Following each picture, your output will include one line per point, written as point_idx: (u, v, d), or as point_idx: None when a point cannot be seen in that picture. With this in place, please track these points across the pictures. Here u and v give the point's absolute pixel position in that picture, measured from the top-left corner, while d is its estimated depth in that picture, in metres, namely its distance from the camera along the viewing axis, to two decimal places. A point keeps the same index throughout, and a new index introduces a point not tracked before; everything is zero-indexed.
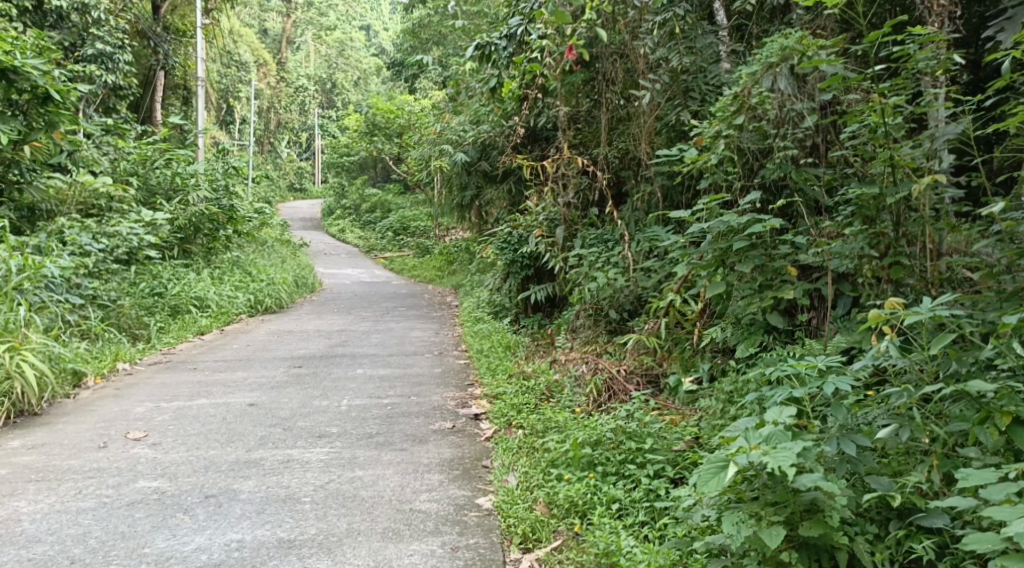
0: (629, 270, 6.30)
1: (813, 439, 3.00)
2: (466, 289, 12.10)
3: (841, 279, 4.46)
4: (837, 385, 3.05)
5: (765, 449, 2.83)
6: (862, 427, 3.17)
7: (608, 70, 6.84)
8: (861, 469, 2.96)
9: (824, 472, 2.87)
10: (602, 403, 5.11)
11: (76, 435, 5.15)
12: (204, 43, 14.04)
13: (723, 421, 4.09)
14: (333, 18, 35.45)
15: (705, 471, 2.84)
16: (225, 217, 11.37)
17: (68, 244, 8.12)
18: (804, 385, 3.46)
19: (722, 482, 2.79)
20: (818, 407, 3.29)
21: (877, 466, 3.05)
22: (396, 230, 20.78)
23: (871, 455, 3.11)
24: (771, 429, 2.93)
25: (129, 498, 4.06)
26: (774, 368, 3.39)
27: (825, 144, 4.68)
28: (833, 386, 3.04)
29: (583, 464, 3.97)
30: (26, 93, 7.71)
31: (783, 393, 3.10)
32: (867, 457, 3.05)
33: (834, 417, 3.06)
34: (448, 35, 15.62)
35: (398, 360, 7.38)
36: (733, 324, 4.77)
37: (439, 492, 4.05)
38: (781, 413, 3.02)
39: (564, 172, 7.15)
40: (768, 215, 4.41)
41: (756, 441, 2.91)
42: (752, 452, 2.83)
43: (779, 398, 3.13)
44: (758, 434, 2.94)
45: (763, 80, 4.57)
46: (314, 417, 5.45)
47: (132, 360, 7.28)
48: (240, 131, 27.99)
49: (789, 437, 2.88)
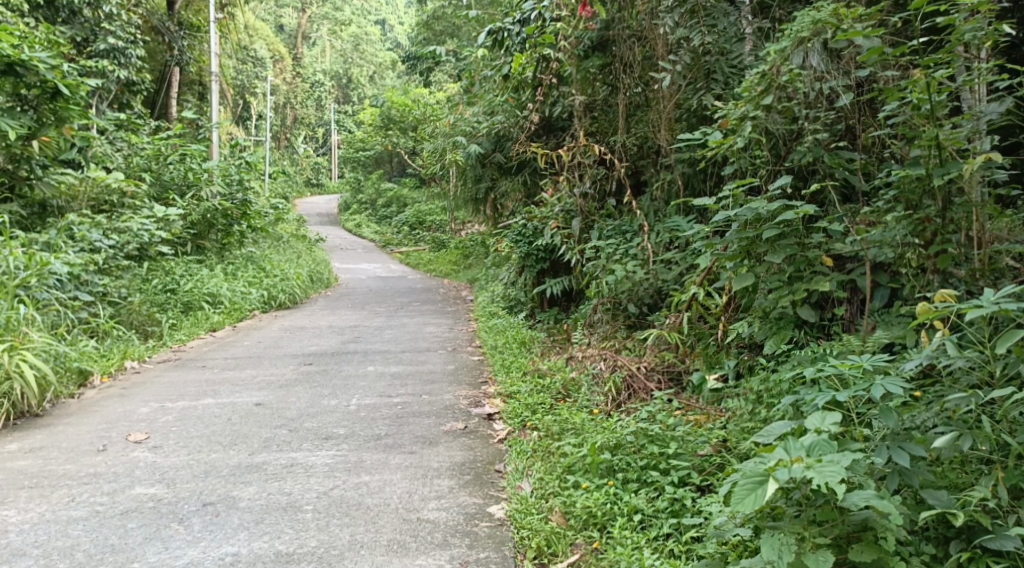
0: (649, 263, 6.04)
1: (860, 449, 2.74)
2: (481, 283, 11.84)
3: (878, 269, 4.19)
4: (887, 388, 2.78)
5: (807, 461, 2.57)
6: (916, 435, 2.89)
7: (626, 55, 6.55)
8: (916, 481, 2.69)
9: (876, 489, 2.61)
10: (621, 403, 4.85)
11: (75, 438, 4.95)
12: (218, 38, 13.85)
13: (753, 424, 3.81)
14: (349, 12, 35.20)
15: (742, 486, 2.59)
16: (240, 212, 11.16)
17: (78, 240, 7.94)
18: (846, 386, 3.20)
19: (761, 501, 2.51)
20: (863, 411, 3.02)
21: (932, 477, 2.79)
22: (412, 224, 20.56)
23: (926, 465, 2.83)
24: (814, 438, 2.66)
25: (124, 506, 3.84)
26: (813, 368, 3.13)
27: (860, 125, 4.44)
28: (883, 390, 2.77)
29: (602, 471, 3.70)
30: (35, 87, 7.56)
31: (826, 396, 2.84)
32: (922, 468, 2.79)
33: (884, 423, 2.79)
34: (463, 27, 15.34)
35: (410, 356, 7.15)
36: (760, 318, 4.49)
37: (448, 500, 3.81)
38: (824, 420, 2.77)
39: (579, 161, 6.94)
40: (800, 203, 4.14)
41: (797, 453, 2.64)
42: (794, 465, 2.56)
43: (821, 402, 2.86)
44: (798, 444, 2.67)
45: (793, 57, 4.37)
46: (321, 418, 5.22)
47: (140, 358, 7.09)
48: (256, 127, 27.84)
49: (833, 447, 2.62)
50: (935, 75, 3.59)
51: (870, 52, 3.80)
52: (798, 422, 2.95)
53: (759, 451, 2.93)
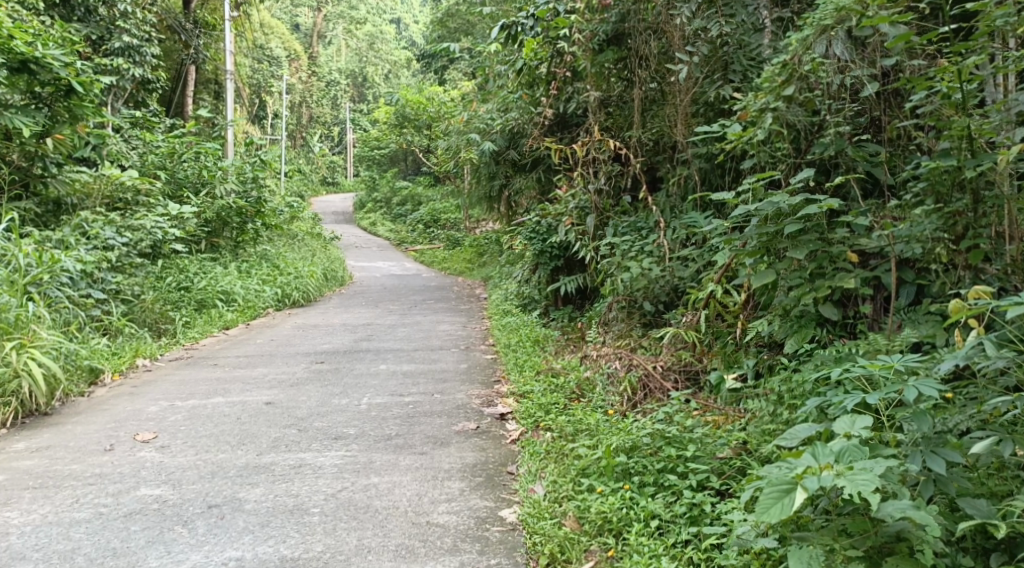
0: (665, 259, 5.92)
1: (892, 455, 2.62)
2: (495, 281, 11.72)
3: (904, 265, 4.05)
4: (920, 390, 2.65)
5: (837, 468, 2.45)
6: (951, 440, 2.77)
7: (642, 48, 6.40)
8: (951, 489, 2.57)
9: (911, 498, 2.50)
10: (637, 403, 4.73)
11: (82, 438, 4.88)
12: (232, 36, 13.79)
13: (775, 426, 3.67)
14: (364, 11, 35.17)
15: (767, 494, 2.47)
16: (254, 210, 11.09)
17: (91, 238, 7.88)
18: (876, 388, 3.06)
19: (787, 511, 2.39)
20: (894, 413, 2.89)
21: (970, 485, 2.65)
22: (426, 222, 20.48)
23: (963, 472, 2.70)
24: (843, 444, 2.55)
25: (128, 508, 3.76)
26: (839, 368, 2.99)
27: (886, 116, 4.29)
28: (916, 391, 2.64)
29: (617, 474, 3.59)
30: (49, 85, 7.52)
31: (856, 399, 2.72)
32: (959, 476, 2.65)
33: (918, 428, 2.65)
34: (477, 24, 15.23)
35: (423, 355, 7.05)
36: (780, 316, 4.35)
37: (459, 503, 3.71)
38: (853, 424, 2.65)
39: (594, 157, 6.83)
40: (823, 197, 4.01)
41: (826, 460, 2.52)
42: (823, 474, 2.44)
43: (849, 404, 2.75)
44: (826, 450, 2.56)
45: (816, 46, 4.21)
46: (331, 417, 5.13)
47: (152, 356, 7.02)
48: (272, 125, 27.81)
49: (864, 454, 2.50)
50: (968, 62, 3.45)
51: (900, 39, 3.66)
52: (825, 426, 2.84)
53: (783, 456, 2.84)
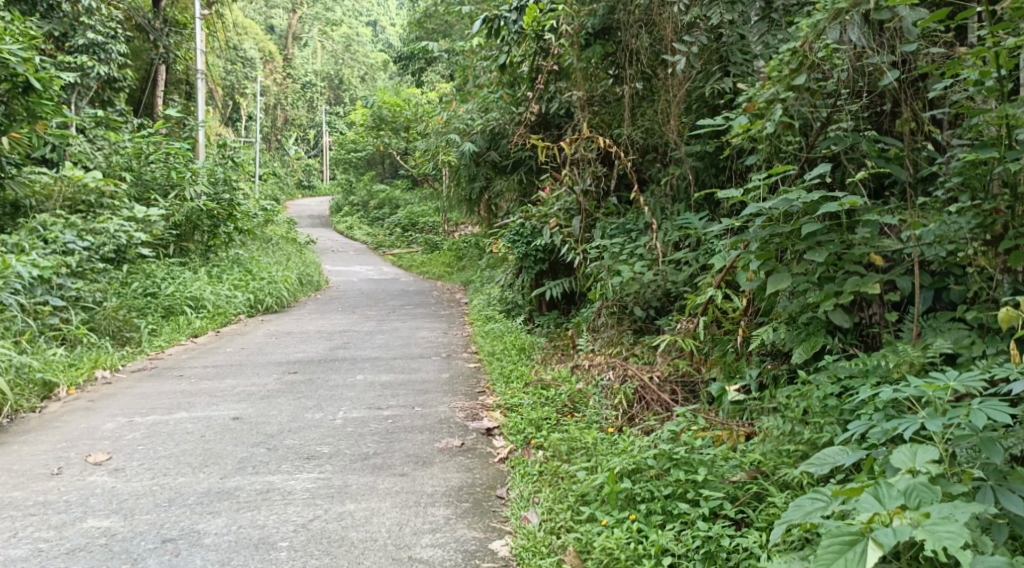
0: (657, 263, 5.57)
1: (963, 492, 2.43)
2: (476, 286, 11.35)
3: (923, 268, 3.74)
4: (988, 414, 2.50)
5: (909, 515, 2.27)
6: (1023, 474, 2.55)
7: (631, 41, 6.02)
8: None
9: (993, 548, 2.28)
10: (634, 417, 4.41)
11: (29, 460, 4.46)
12: (204, 34, 13.25)
13: (794, 447, 3.33)
14: (339, 13, 34.75)
15: (827, 549, 2.27)
16: (226, 212, 10.60)
17: (50, 242, 7.45)
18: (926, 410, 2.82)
19: None
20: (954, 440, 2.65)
21: None
22: (404, 226, 20.06)
23: None
24: (908, 482, 2.37)
25: (71, 543, 3.39)
26: (890, 390, 2.81)
27: (905, 107, 3.95)
28: (985, 416, 2.49)
29: (621, 502, 3.25)
30: (5, 81, 6.94)
31: (911, 427, 2.56)
32: None
33: (989, 458, 2.47)
34: (455, 24, 14.81)
35: (403, 363, 6.67)
36: (786, 323, 4.05)
37: (445, 534, 3.37)
38: (913, 457, 2.48)
39: (582, 156, 6.48)
40: (843, 194, 3.74)
41: (893, 503, 2.33)
42: (898, 525, 2.23)
43: (909, 433, 2.56)
44: (892, 491, 2.37)
45: (829, 31, 3.85)
46: (304, 434, 4.75)
47: (113, 366, 6.55)
48: (246, 128, 27.18)
49: (935, 495, 2.32)
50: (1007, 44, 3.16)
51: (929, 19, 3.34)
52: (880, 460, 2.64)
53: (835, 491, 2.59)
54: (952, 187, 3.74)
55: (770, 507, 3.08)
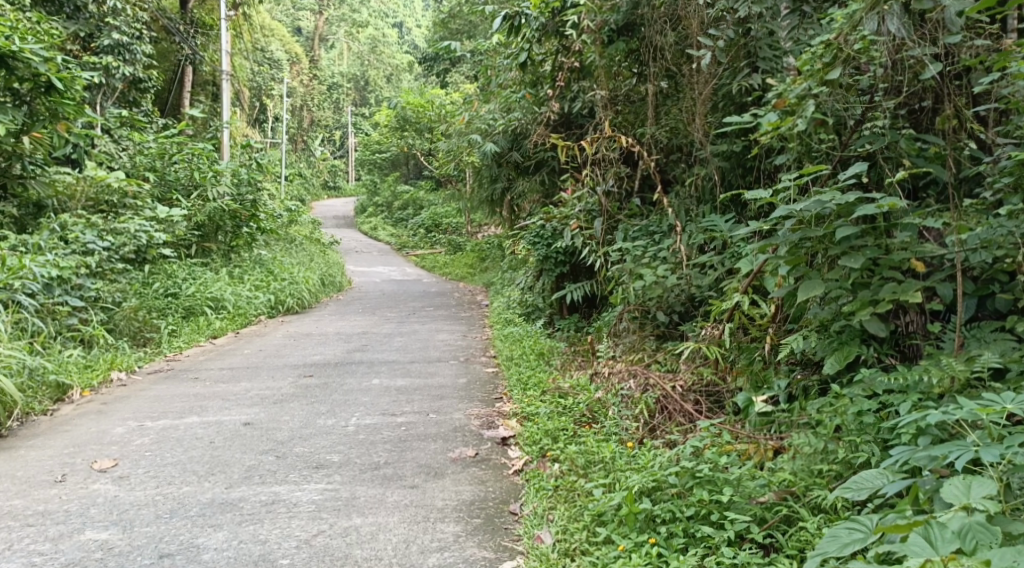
0: (682, 266, 5.34)
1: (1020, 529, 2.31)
2: (497, 288, 11.16)
3: (965, 274, 3.51)
4: None
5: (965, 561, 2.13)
6: None
7: (656, 38, 5.79)
8: None
9: None
10: (656, 429, 4.22)
11: (33, 466, 4.35)
12: (229, 35, 13.19)
13: (827, 467, 3.14)
14: (366, 15, 34.72)
15: None
16: (248, 213, 10.50)
17: (69, 242, 7.38)
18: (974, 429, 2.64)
19: None
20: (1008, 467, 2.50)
21: None
22: (428, 227, 19.94)
23: None
24: (962, 521, 2.25)
25: (66, 558, 3.28)
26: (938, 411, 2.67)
27: (948, 101, 3.70)
28: None
29: (640, 524, 3.07)
30: (28, 81, 6.85)
31: (963, 455, 2.49)
32: None
33: None
34: (480, 24, 14.67)
35: (420, 368, 6.51)
36: (817, 332, 3.84)
37: (453, 553, 3.22)
38: (967, 490, 2.36)
39: (604, 155, 6.25)
40: (881, 195, 3.51)
41: (947, 548, 2.20)
42: None
43: (962, 461, 2.45)
44: (945, 531, 2.25)
45: (865, 23, 3.66)
46: (314, 441, 4.60)
47: (129, 368, 6.45)
48: (273, 129, 27.18)
49: (993, 536, 2.21)
50: None
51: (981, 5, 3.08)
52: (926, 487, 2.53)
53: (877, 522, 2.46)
54: (1001, 187, 3.52)
55: (801, 532, 2.90)
